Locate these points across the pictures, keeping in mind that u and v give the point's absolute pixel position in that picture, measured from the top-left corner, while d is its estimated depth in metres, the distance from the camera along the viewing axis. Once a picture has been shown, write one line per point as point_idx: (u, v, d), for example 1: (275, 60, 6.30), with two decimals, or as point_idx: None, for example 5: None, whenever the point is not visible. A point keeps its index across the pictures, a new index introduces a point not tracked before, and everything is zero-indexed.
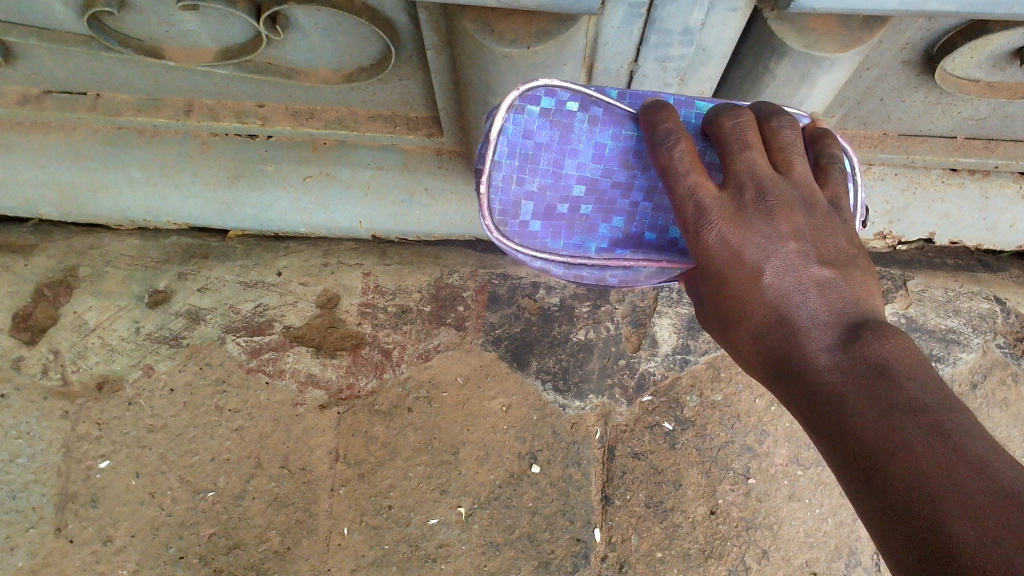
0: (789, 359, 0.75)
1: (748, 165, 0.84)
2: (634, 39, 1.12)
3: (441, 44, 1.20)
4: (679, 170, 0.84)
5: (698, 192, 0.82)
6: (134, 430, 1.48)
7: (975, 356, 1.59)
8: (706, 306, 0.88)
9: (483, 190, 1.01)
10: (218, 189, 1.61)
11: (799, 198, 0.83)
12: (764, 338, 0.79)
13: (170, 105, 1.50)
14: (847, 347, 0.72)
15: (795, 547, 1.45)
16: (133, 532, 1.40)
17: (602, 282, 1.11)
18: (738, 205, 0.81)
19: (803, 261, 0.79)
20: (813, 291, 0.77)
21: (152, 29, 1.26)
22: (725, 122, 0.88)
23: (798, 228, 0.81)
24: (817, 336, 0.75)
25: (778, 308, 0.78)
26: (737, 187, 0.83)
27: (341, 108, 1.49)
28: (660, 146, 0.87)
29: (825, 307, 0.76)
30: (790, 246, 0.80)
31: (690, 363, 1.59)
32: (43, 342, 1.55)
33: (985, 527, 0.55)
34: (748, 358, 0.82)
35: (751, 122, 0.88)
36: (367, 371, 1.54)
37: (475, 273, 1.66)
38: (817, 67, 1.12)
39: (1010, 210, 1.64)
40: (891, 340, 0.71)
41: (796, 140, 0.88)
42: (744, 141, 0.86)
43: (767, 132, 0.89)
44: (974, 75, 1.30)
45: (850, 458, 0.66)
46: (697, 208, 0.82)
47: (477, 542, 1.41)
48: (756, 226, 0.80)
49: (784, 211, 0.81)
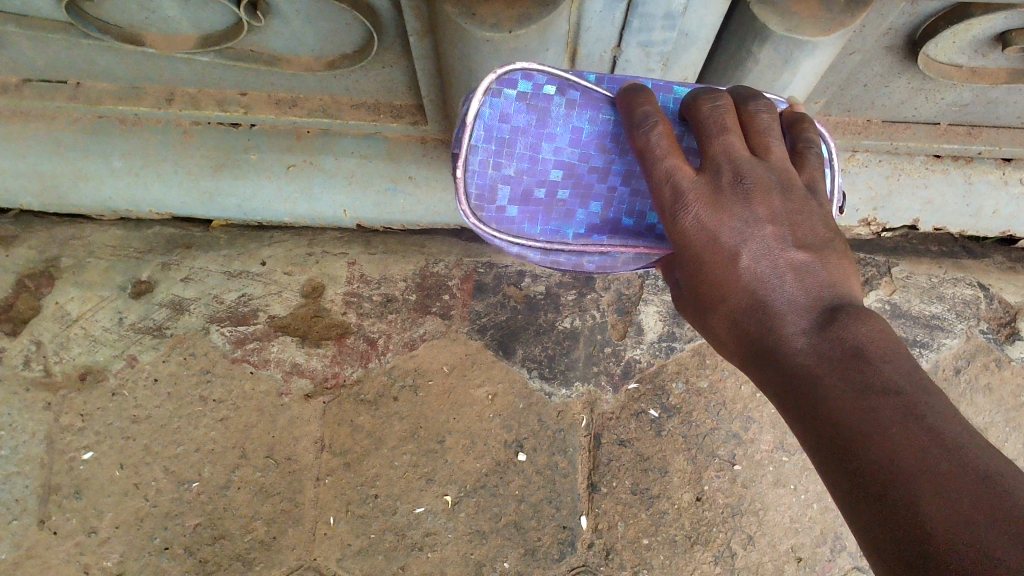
0: (764, 343, 0.75)
1: (725, 149, 0.84)
2: (617, 24, 1.12)
3: (424, 30, 1.19)
4: (656, 154, 0.84)
5: (675, 176, 0.82)
6: (117, 421, 1.47)
7: (958, 342, 1.59)
8: (684, 291, 0.87)
9: (460, 174, 1.01)
10: (201, 178, 1.60)
11: (776, 181, 0.82)
12: (741, 322, 0.79)
13: (152, 94, 1.49)
14: (822, 331, 0.72)
15: (781, 533, 1.46)
16: (118, 523, 1.39)
17: (579, 267, 1.11)
18: (715, 188, 0.81)
19: (780, 245, 0.79)
20: (789, 275, 0.77)
21: (131, 16, 1.24)
22: (703, 106, 0.88)
23: (775, 211, 0.81)
24: (792, 319, 0.74)
25: (754, 292, 0.78)
26: (714, 171, 0.83)
27: (324, 96, 1.49)
28: (638, 129, 0.87)
29: (802, 290, 0.76)
30: (766, 229, 0.79)
31: (676, 351, 1.59)
32: (24, 334, 1.54)
33: (960, 511, 0.56)
34: (727, 342, 0.82)
35: (728, 106, 0.87)
36: (352, 360, 1.54)
37: (460, 262, 1.66)
38: (799, 51, 1.12)
39: (993, 195, 1.64)
40: (866, 323, 0.71)
41: (773, 125, 0.88)
42: (722, 125, 0.85)
43: (744, 116, 0.88)
44: (957, 60, 1.31)
45: (826, 441, 0.66)
46: (674, 191, 0.82)
47: (463, 531, 1.41)
48: (733, 210, 0.80)
49: (760, 194, 0.81)
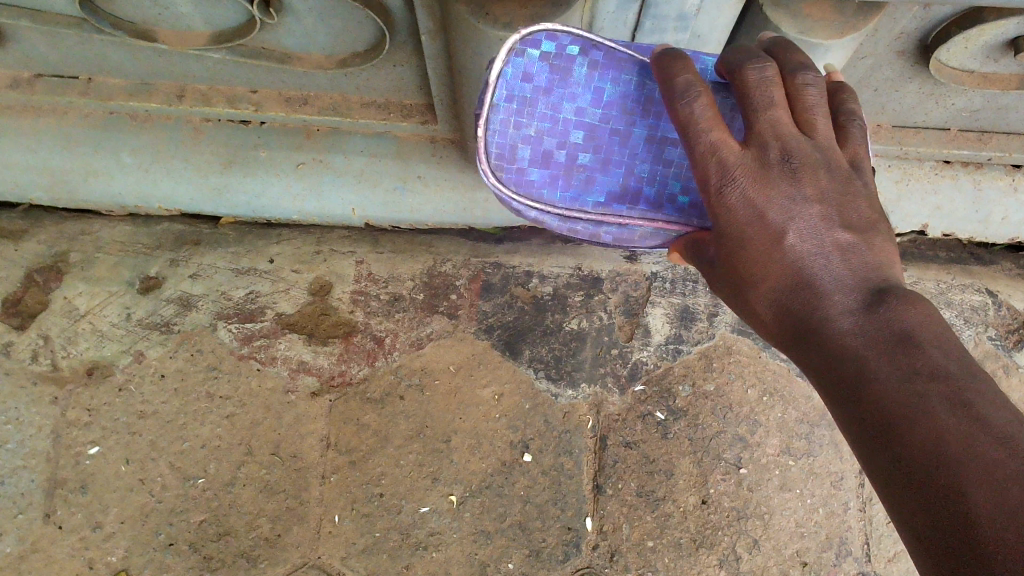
0: (808, 323, 0.75)
1: (772, 124, 0.81)
2: (629, 25, 1.12)
3: (436, 29, 1.19)
4: (699, 126, 0.80)
5: (719, 149, 0.80)
6: (124, 416, 1.47)
7: (967, 348, 1.59)
8: (721, 268, 0.87)
9: (480, 132, 1.00)
10: (211, 175, 1.60)
11: (822, 161, 0.81)
12: (782, 299, 0.79)
13: (163, 90, 1.50)
14: (870, 312, 0.71)
15: (786, 537, 1.45)
16: (123, 519, 1.39)
17: (595, 237, 1.07)
18: (762, 163, 0.80)
19: (826, 225, 0.79)
20: (834, 255, 0.77)
21: (144, 11, 1.25)
22: (749, 72, 0.83)
23: (822, 191, 0.80)
24: (838, 300, 0.74)
25: (799, 271, 0.77)
26: (760, 145, 0.81)
27: (335, 95, 1.49)
28: (679, 99, 0.83)
29: (847, 271, 0.76)
30: (813, 208, 0.79)
31: (683, 353, 1.58)
32: (32, 328, 1.54)
33: (1006, 497, 0.55)
34: (766, 320, 0.82)
35: (775, 75, 0.83)
36: (358, 359, 1.54)
37: (468, 262, 1.65)
38: (811, 55, 1.12)
39: (1003, 202, 1.63)
40: (915, 308, 0.70)
41: (820, 98, 0.84)
42: (768, 98, 0.82)
43: (791, 88, 0.84)
44: (969, 66, 1.31)
45: (869, 423, 0.66)
46: (719, 165, 0.80)
47: (468, 531, 1.41)
48: (780, 186, 0.79)
49: (808, 172, 0.80)
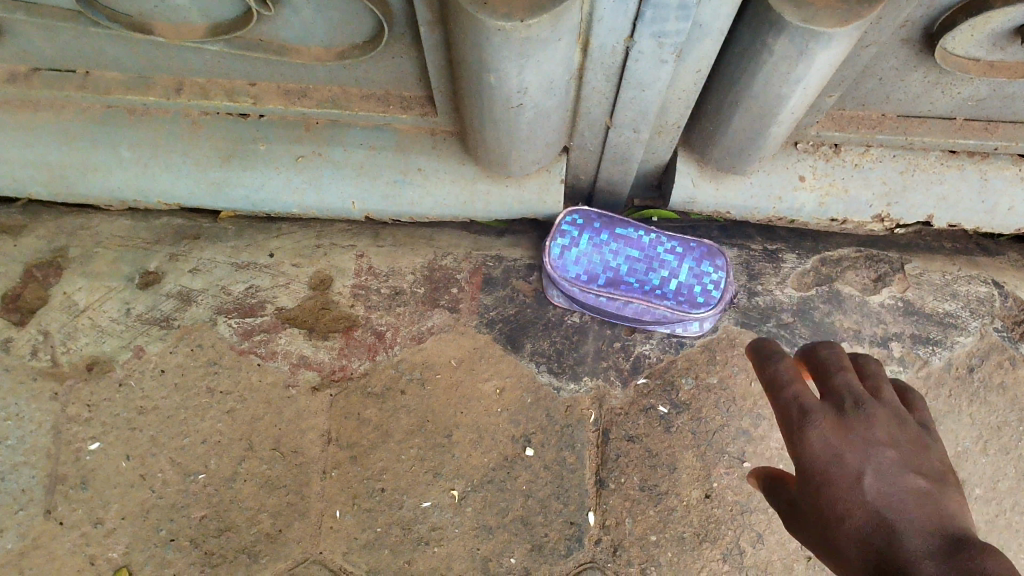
0: (891, 561, 0.74)
1: (846, 384, 0.91)
2: (630, 14, 1.11)
3: (434, 20, 1.18)
4: (782, 380, 0.92)
5: (802, 399, 0.90)
6: (124, 411, 1.47)
7: (972, 340, 1.57)
8: (805, 522, 0.86)
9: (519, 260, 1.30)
10: (210, 169, 1.59)
11: (899, 423, 0.89)
12: (865, 532, 0.79)
13: (161, 84, 1.49)
14: (950, 553, 0.72)
15: (790, 531, 1.43)
16: (124, 515, 1.39)
17: (621, 313, 1.52)
18: (840, 412, 0.88)
19: (899, 468, 0.84)
20: (910, 499, 0.80)
21: (139, 4, 1.24)
22: (820, 349, 0.97)
23: (895, 439, 0.87)
24: (919, 540, 0.75)
25: (878, 510, 0.80)
26: (835, 399, 0.90)
27: (334, 88, 1.47)
28: (765, 359, 0.96)
29: (919, 512, 0.78)
30: (887, 451, 0.85)
31: (686, 346, 1.56)
32: (32, 323, 1.53)
33: None
34: (852, 565, 0.78)
35: (843, 351, 0.96)
36: (359, 353, 1.53)
37: (469, 255, 1.64)
38: (815, 44, 1.10)
39: (1009, 192, 1.60)
40: (997, 558, 0.69)
41: (881, 371, 0.96)
42: (840, 362, 0.94)
43: (856, 363, 0.97)
44: (974, 54, 1.29)
45: None
46: (801, 410, 0.89)
47: (470, 526, 1.40)
48: (857, 431, 0.86)
49: (882, 420, 0.88)
